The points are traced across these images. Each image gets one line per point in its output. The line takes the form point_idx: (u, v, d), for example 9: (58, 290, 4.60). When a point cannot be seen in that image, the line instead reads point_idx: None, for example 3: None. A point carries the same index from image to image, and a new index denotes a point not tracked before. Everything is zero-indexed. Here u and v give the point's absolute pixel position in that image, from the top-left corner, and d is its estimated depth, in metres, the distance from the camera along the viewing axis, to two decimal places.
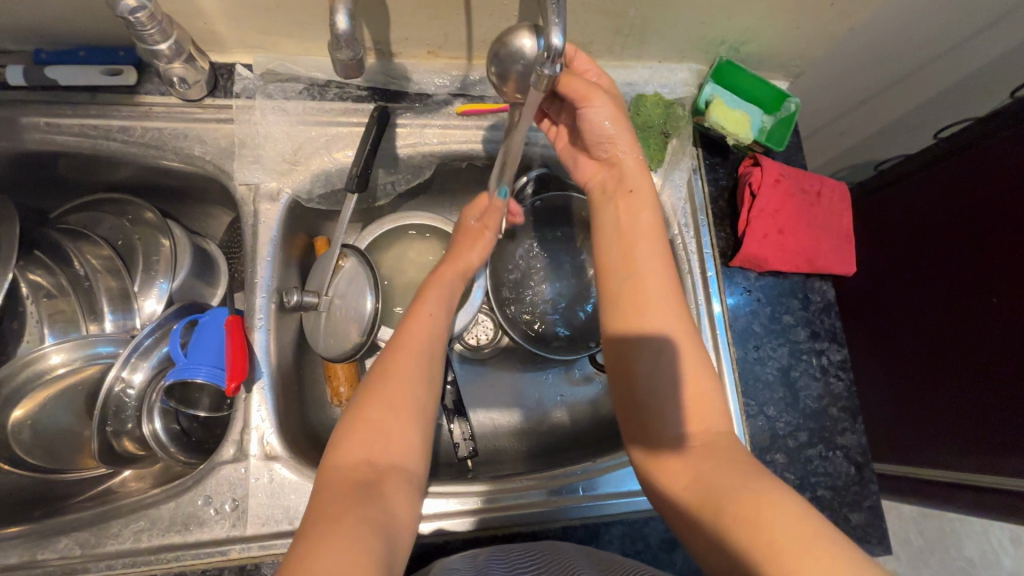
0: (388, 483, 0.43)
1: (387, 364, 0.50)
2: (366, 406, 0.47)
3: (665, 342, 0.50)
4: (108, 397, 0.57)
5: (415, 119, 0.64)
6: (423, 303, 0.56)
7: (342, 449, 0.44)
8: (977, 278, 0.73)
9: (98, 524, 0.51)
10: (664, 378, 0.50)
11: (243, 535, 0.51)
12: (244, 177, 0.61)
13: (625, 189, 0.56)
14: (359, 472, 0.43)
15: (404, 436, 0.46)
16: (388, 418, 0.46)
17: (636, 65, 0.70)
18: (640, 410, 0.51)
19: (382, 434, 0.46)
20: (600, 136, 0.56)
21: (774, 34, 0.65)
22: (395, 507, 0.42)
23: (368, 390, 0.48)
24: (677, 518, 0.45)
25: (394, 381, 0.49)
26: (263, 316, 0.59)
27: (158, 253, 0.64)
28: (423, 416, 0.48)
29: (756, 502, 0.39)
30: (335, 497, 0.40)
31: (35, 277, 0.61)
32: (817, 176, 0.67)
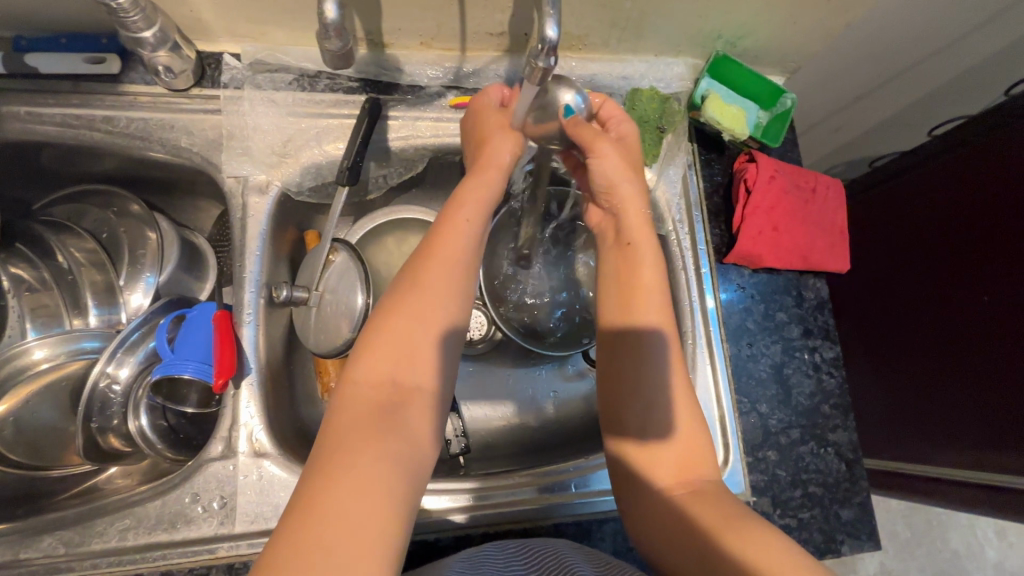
0: (412, 405, 0.41)
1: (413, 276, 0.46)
2: (389, 321, 0.43)
3: (659, 357, 0.50)
4: (93, 393, 0.56)
5: (407, 111, 0.63)
6: (458, 207, 0.50)
7: (364, 364, 0.41)
8: (966, 279, 0.73)
9: (82, 523, 0.50)
10: (656, 392, 0.49)
11: (231, 532, 0.51)
12: (233, 169, 0.59)
13: (623, 242, 0.55)
14: (378, 393, 0.40)
15: (431, 351, 0.43)
16: (413, 335, 0.43)
17: (632, 59, 0.69)
18: (618, 405, 0.50)
19: (403, 352, 0.42)
20: (604, 186, 0.55)
21: (771, 28, 0.64)
22: (417, 429, 0.40)
23: (395, 300, 0.45)
24: (655, 530, 0.45)
25: (421, 297, 0.45)
26: (251, 311, 0.58)
27: (144, 245, 0.63)
28: (452, 328, 0.45)
29: (744, 531, 0.40)
30: (351, 417, 0.39)
31: (16, 270, 0.60)
32: (812, 173, 0.67)
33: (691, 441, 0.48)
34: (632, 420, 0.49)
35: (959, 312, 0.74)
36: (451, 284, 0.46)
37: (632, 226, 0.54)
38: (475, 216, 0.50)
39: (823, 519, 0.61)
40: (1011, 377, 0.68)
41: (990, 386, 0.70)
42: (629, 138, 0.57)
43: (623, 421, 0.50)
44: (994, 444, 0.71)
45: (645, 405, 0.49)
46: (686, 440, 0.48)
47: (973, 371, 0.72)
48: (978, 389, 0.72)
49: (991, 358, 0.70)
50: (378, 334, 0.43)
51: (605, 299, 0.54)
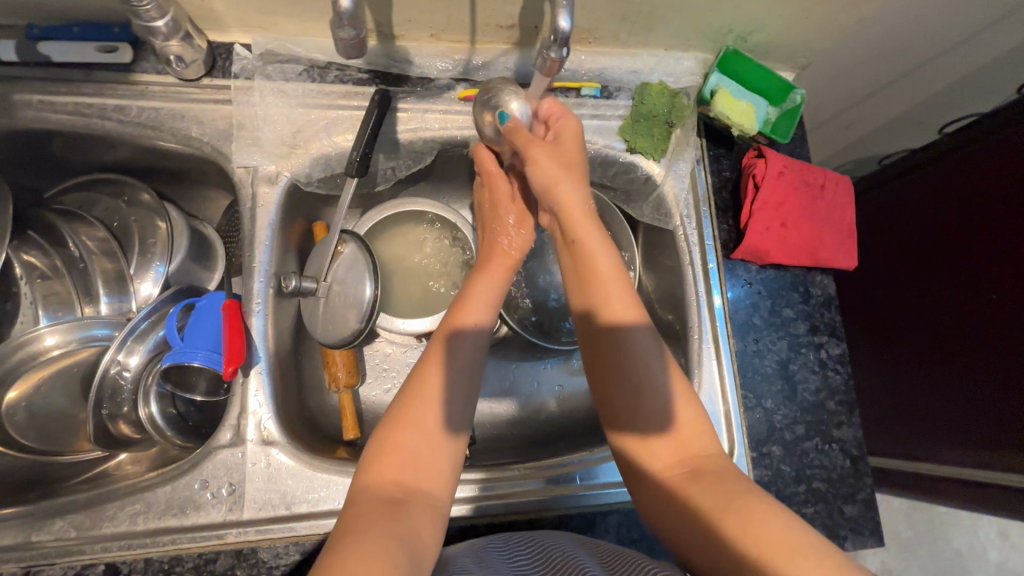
0: (416, 508, 0.41)
1: (419, 377, 0.48)
2: (398, 424, 0.45)
3: (635, 339, 0.50)
4: (103, 379, 0.57)
5: (417, 103, 0.63)
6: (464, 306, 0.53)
7: (372, 470, 0.43)
8: (974, 278, 0.73)
9: (92, 507, 0.51)
10: (640, 376, 0.49)
11: (240, 519, 0.51)
12: (242, 159, 0.60)
13: (569, 242, 0.55)
14: (384, 497, 0.41)
15: (435, 457, 0.44)
16: (418, 439, 0.44)
17: (642, 53, 0.69)
18: (611, 400, 0.50)
19: (409, 458, 0.44)
20: (544, 185, 0.55)
21: (783, 24, 0.64)
22: (420, 532, 0.40)
23: (403, 404, 0.46)
24: (666, 518, 0.45)
25: (426, 403, 0.46)
26: (261, 301, 0.58)
27: (154, 235, 0.63)
28: (456, 433, 0.46)
29: (748, 516, 0.40)
30: (359, 517, 0.39)
31: (28, 257, 0.61)
32: (821, 169, 0.67)
33: (686, 435, 0.48)
34: (628, 412, 0.49)
35: (966, 310, 0.74)
36: (457, 385, 0.48)
37: (573, 214, 0.55)
38: (479, 313, 0.52)
39: (827, 515, 0.61)
40: (1015, 374, 0.68)
41: (994, 383, 0.70)
42: (569, 133, 0.57)
43: (621, 414, 0.50)
44: (998, 440, 0.71)
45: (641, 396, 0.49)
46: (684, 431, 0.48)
47: (979, 370, 0.72)
48: (982, 387, 0.72)
49: (996, 357, 0.70)
50: (386, 442, 0.44)
51: (575, 290, 0.54)
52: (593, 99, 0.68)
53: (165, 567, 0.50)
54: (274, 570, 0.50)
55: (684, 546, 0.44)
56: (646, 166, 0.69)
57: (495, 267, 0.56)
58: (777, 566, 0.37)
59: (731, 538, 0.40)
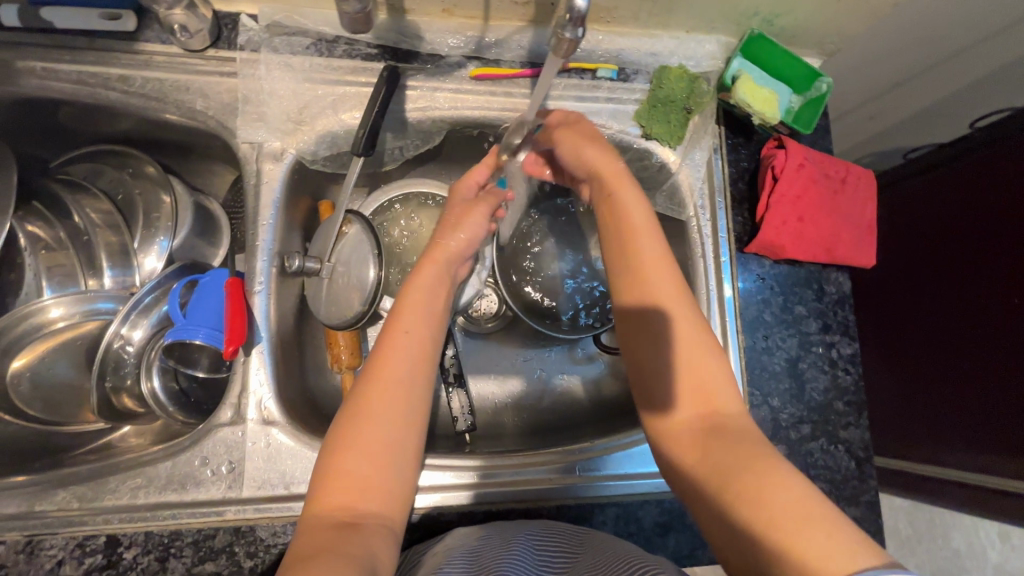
0: (369, 531, 0.40)
1: (359, 398, 0.45)
2: (342, 449, 0.43)
3: (659, 304, 0.50)
4: (107, 352, 0.57)
5: (426, 81, 0.62)
6: (398, 314, 0.50)
7: (318, 496, 0.41)
8: (987, 285, 0.71)
9: (95, 480, 0.51)
10: (665, 347, 0.49)
11: (239, 496, 0.51)
12: (247, 134, 0.59)
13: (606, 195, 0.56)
14: (335, 525, 0.40)
15: (384, 477, 0.43)
16: (364, 465, 0.43)
17: (662, 35, 0.66)
18: (642, 360, 0.51)
19: (356, 479, 0.42)
20: (573, 159, 0.58)
21: (813, 7, 0.61)
22: (377, 559, 0.39)
23: (347, 420, 0.45)
24: (691, 493, 0.44)
25: (368, 422, 0.44)
26: (263, 280, 0.58)
27: (158, 209, 0.63)
28: (404, 450, 0.45)
29: (766, 484, 0.39)
30: (310, 544, 0.38)
31: (34, 229, 0.61)
32: (843, 163, 0.65)
33: (711, 397, 0.47)
34: (658, 385, 0.49)
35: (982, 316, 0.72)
36: (402, 403, 0.46)
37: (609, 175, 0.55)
38: (422, 322, 0.51)
39: None
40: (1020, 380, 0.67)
41: (1000, 389, 0.70)
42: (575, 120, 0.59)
43: (646, 376, 0.50)
44: (997, 442, 0.70)
45: (661, 372, 0.49)
46: (702, 402, 0.47)
47: (986, 378, 0.71)
48: (982, 391, 0.72)
49: (1007, 364, 0.69)
50: (329, 466, 0.43)
51: (611, 256, 0.54)
52: (609, 81, 0.66)
53: (164, 541, 0.49)
54: (271, 548, 0.50)
55: (704, 514, 0.42)
56: (661, 153, 0.67)
57: (427, 269, 0.54)
58: (784, 536, 0.36)
59: (746, 500, 0.39)
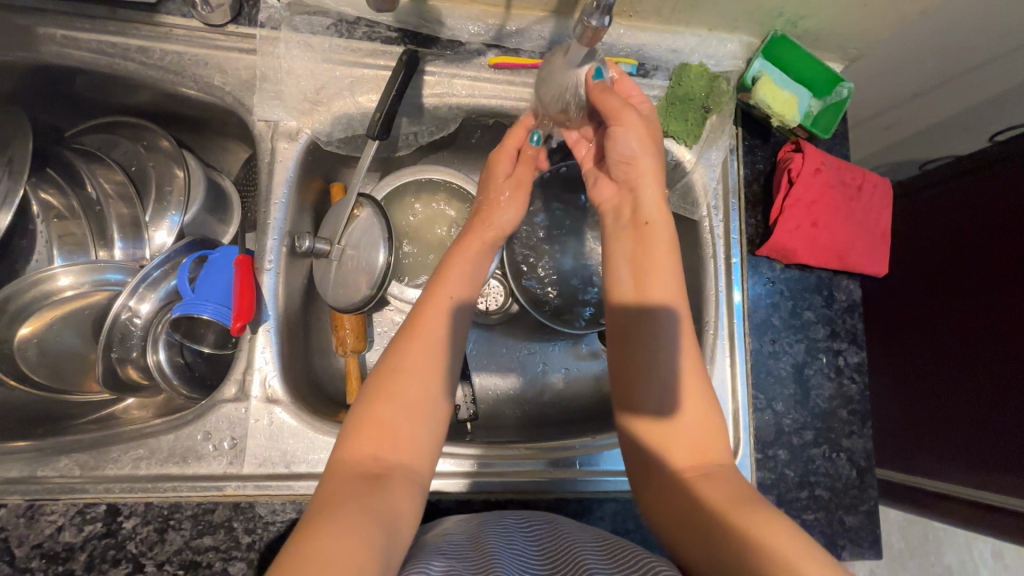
0: (396, 481, 0.42)
1: (398, 356, 0.47)
2: (377, 399, 0.45)
3: (664, 315, 0.50)
4: (114, 323, 0.57)
5: (445, 67, 0.61)
6: (441, 282, 0.53)
7: (351, 444, 0.43)
8: (990, 310, 0.72)
9: (98, 448, 0.51)
10: (665, 360, 0.50)
11: (240, 473, 0.52)
12: (264, 112, 0.58)
13: (640, 223, 0.53)
14: (362, 473, 0.41)
15: (413, 430, 0.45)
16: (398, 415, 0.44)
17: (684, 32, 0.65)
18: (630, 362, 0.51)
19: (389, 430, 0.44)
20: (623, 157, 0.54)
21: (839, 10, 0.60)
22: (398, 506, 0.40)
23: (383, 375, 0.46)
24: (671, 512, 0.45)
25: (404, 377, 0.46)
26: (273, 258, 0.58)
27: (171, 183, 0.63)
28: (437, 409, 0.46)
29: (755, 519, 0.40)
30: (337, 489, 0.40)
31: (46, 196, 0.61)
32: (860, 169, 0.65)
33: (706, 423, 0.48)
34: (647, 397, 0.49)
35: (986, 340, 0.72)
36: (437, 364, 0.48)
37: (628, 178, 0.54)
38: (461, 293, 0.52)
39: (827, 522, 0.60)
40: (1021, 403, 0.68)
41: (998, 410, 0.70)
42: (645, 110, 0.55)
43: (632, 391, 0.50)
44: (991, 460, 0.71)
45: (656, 377, 0.49)
46: (698, 435, 0.48)
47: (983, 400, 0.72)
48: (982, 414, 0.72)
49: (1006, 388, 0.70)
50: (363, 415, 0.44)
51: (613, 263, 0.54)
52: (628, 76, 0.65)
53: (164, 513, 0.49)
54: (269, 526, 0.50)
55: (681, 533, 0.43)
56: (677, 151, 0.66)
57: (471, 243, 0.56)
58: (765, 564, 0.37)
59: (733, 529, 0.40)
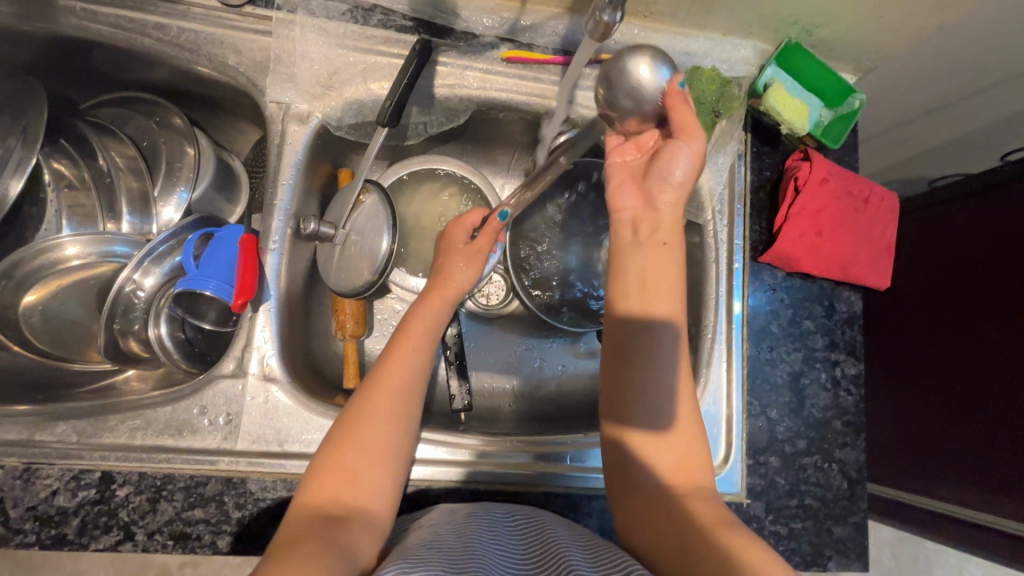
0: (357, 524, 0.42)
1: (361, 401, 0.48)
2: (339, 443, 0.46)
3: (664, 336, 0.49)
4: (118, 295, 0.58)
5: (457, 59, 0.62)
6: (406, 331, 0.54)
7: (311, 489, 0.43)
8: (985, 332, 0.72)
9: (96, 416, 0.51)
10: (656, 381, 0.49)
11: (234, 449, 0.52)
12: (276, 94, 0.59)
13: (658, 243, 0.49)
14: (324, 515, 0.42)
15: (373, 477, 0.46)
16: (360, 460, 0.45)
17: (698, 35, 0.65)
18: (622, 380, 0.50)
19: (349, 474, 0.45)
20: (661, 174, 0.48)
21: (855, 20, 0.60)
22: (361, 547, 0.40)
23: (346, 420, 0.47)
24: (648, 531, 0.46)
25: (367, 423, 0.47)
26: (278, 239, 0.58)
27: (181, 160, 0.63)
28: (398, 456, 0.48)
29: (733, 544, 0.41)
30: (297, 530, 0.39)
31: (57, 165, 0.62)
32: (868, 181, 0.64)
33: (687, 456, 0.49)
34: (640, 408, 0.49)
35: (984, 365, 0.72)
36: (399, 411, 0.49)
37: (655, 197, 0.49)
38: (427, 341, 0.54)
39: (815, 532, 0.60)
40: (1017, 429, 0.67)
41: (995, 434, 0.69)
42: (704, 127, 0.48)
43: (623, 406, 0.50)
44: (983, 481, 0.71)
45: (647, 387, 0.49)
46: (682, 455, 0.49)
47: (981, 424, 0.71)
48: (975, 434, 0.72)
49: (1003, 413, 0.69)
50: (324, 460, 0.45)
51: (613, 278, 0.51)
52: None
53: (156, 484, 0.50)
54: (259, 503, 0.51)
55: (658, 550, 0.45)
56: None
57: (437, 292, 0.57)
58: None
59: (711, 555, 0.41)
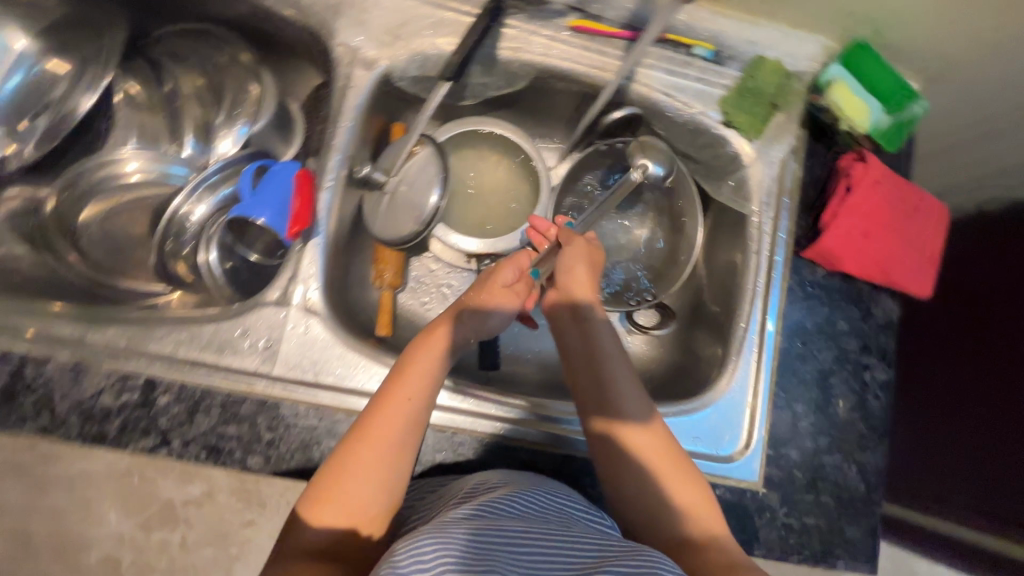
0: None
1: (346, 451, 0.46)
2: (322, 497, 0.45)
3: (599, 330, 0.57)
4: (173, 217, 0.61)
5: (525, 23, 0.63)
6: (404, 376, 0.50)
7: (294, 538, 0.43)
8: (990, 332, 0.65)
9: (144, 325, 0.53)
10: (625, 395, 0.54)
11: (270, 373, 0.54)
12: (345, 38, 0.60)
13: (574, 305, 0.59)
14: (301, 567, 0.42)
15: (357, 530, 0.44)
16: (341, 516, 0.44)
17: (765, 25, 0.65)
18: (597, 390, 0.55)
19: (328, 529, 0.44)
20: (563, 268, 0.60)
21: (929, 24, 0.59)
22: None
23: (331, 470, 0.46)
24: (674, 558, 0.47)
25: (350, 477, 0.45)
26: (332, 178, 0.59)
27: (245, 96, 0.66)
28: (384, 508, 0.46)
29: None
30: None
31: (132, 88, 0.66)
32: (918, 191, 0.65)
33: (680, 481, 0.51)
34: (619, 402, 0.53)
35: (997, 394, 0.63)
36: (386, 465, 0.46)
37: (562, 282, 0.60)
38: (423, 389, 0.50)
39: (827, 530, 0.59)
40: None
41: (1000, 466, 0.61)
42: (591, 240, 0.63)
43: (593, 403, 0.55)
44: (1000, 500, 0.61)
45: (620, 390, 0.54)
46: (676, 480, 0.51)
47: (989, 447, 0.62)
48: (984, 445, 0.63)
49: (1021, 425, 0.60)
50: (307, 513, 0.44)
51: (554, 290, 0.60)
52: (703, 61, 0.65)
53: (195, 397, 0.51)
54: (289, 427, 0.52)
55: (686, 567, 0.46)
56: (737, 145, 0.67)
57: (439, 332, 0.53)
58: None
59: None
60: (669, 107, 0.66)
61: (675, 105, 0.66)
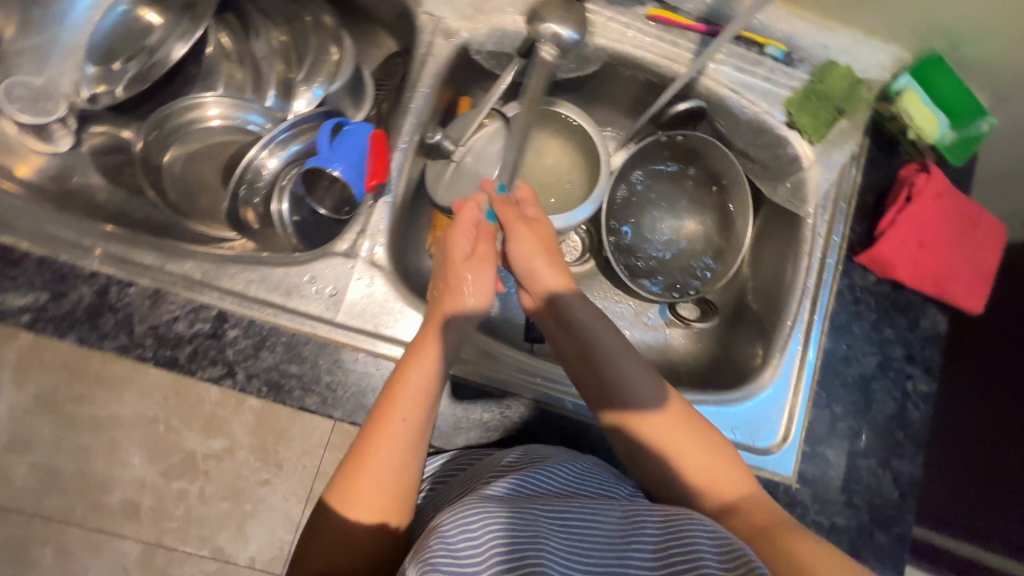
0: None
1: (352, 464, 0.46)
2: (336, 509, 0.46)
3: (577, 315, 0.56)
4: (247, 167, 0.63)
5: (603, 9, 0.64)
6: (398, 383, 0.48)
7: (314, 546, 0.45)
8: None
9: (220, 263, 0.56)
10: (636, 391, 0.53)
11: (333, 319, 0.56)
12: (430, 7, 0.63)
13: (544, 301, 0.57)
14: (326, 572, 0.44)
15: (375, 534, 0.46)
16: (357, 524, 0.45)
17: (837, 28, 0.66)
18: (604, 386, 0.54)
19: (345, 536, 0.45)
20: (519, 261, 0.57)
21: (1005, 38, 0.60)
22: None
23: (342, 481, 0.46)
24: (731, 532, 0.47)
25: (360, 489, 0.46)
26: (406, 142, 0.62)
27: (326, 58, 0.68)
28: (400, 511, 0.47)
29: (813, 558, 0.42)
30: None
31: (222, 38, 0.70)
32: (977, 207, 0.65)
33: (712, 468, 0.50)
34: (627, 397, 0.53)
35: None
36: (393, 474, 0.46)
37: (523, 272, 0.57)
38: (420, 397, 0.48)
39: (856, 532, 0.58)
40: None
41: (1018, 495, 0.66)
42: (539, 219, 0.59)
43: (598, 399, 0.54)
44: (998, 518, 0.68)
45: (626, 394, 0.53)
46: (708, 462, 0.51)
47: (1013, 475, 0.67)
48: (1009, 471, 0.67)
49: None
50: (325, 521, 0.46)
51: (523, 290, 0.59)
52: (773, 61, 0.66)
53: (261, 336, 0.53)
54: (346, 372, 0.54)
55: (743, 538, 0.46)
56: (798, 146, 0.67)
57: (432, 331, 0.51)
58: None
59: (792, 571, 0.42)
60: (735, 104, 0.67)
61: (741, 102, 0.66)
